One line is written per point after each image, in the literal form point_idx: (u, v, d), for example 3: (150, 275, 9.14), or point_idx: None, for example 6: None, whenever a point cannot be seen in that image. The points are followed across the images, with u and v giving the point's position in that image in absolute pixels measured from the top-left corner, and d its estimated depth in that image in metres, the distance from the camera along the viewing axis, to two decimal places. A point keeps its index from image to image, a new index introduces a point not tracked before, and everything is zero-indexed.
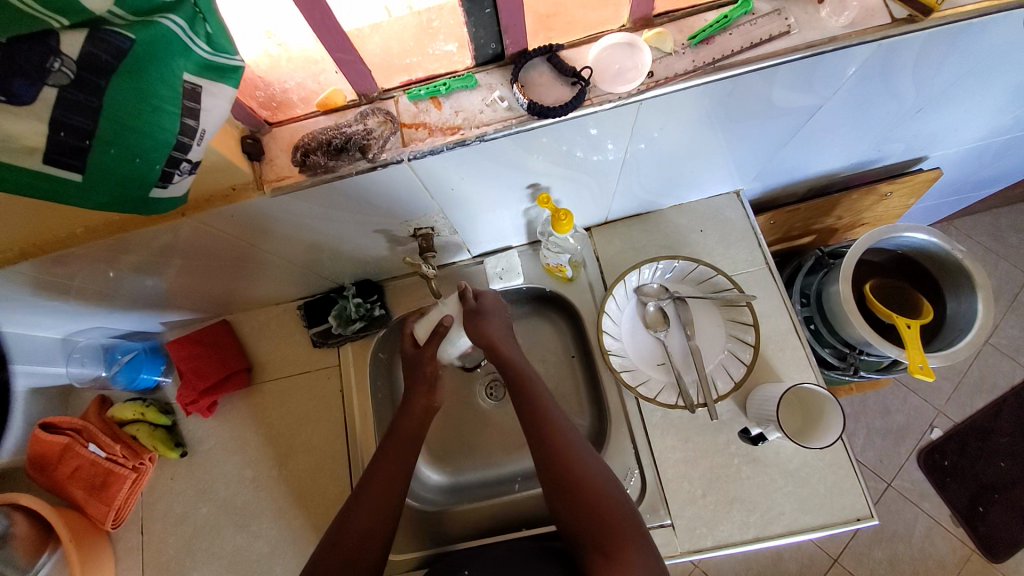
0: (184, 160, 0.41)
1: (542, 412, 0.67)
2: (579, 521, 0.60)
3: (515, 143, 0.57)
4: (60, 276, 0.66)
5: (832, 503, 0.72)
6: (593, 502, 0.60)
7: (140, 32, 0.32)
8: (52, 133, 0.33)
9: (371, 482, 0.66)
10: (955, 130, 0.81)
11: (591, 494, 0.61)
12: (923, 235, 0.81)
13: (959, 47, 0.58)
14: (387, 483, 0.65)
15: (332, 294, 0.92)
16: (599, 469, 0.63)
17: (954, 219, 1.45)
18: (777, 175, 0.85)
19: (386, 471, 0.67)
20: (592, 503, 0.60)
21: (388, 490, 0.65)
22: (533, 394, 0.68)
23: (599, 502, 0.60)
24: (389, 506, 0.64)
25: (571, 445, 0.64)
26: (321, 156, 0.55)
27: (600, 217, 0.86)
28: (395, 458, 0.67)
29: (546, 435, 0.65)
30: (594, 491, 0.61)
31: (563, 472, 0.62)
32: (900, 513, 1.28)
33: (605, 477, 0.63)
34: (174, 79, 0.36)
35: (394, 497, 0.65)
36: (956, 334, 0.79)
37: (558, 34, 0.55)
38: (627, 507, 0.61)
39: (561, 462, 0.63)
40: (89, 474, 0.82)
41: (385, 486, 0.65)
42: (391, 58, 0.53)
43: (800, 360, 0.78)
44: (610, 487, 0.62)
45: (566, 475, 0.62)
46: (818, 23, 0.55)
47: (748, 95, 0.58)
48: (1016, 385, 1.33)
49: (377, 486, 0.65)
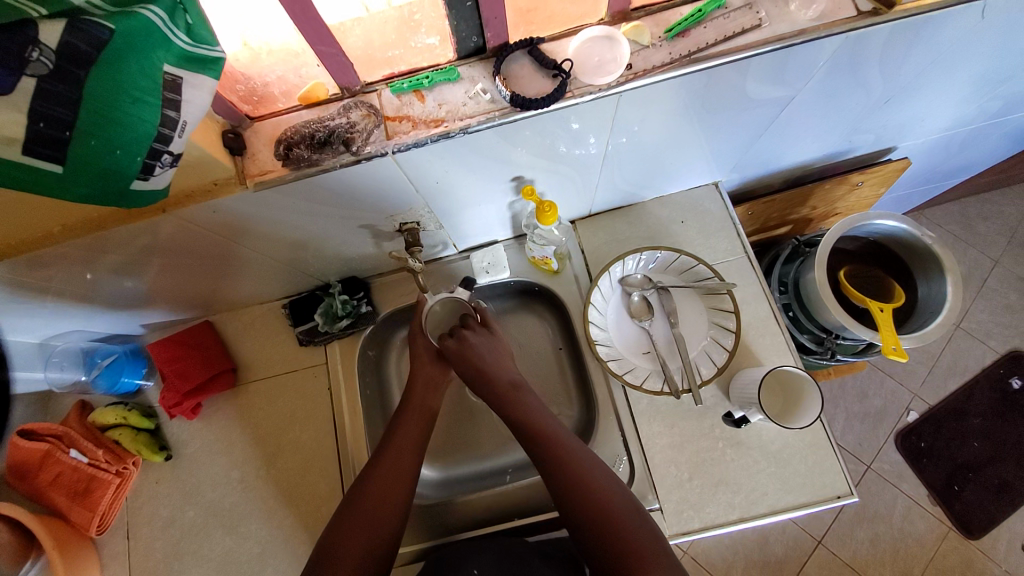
0: (165, 152, 0.40)
1: (543, 428, 0.66)
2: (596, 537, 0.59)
3: (498, 135, 0.58)
4: (38, 277, 0.65)
5: (813, 483, 0.74)
6: (607, 515, 0.59)
7: (121, 23, 0.32)
8: (31, 123, 0.33)
9: (365, 489, 0.64)
10: (923, 120, 0.84)
11: (602, 507, 0.60)
12: (894, 222, 0.84)
13: (924, 38, 0.60)
14: (377, 507, 0.63)
15: (318, 292, 0.92)
16: (605, 477, 0.63)
17: (925, 209, 1.50)
18: (754, 167, 0.87)
19: (389, 466, 0.66)
20: (606, 517, 0.59)
21: (374, 514, 0.62)
22: (529, 410, 0.67)
23: (612, 513, 0.60)
24: (393, 503, 0.64)
25: (565, 441, 0.65)
26: (304, 149, 0.55)
27: (584, 209, 0.87)
28: (396, 460, 0.67)
29: (550, 450, 0.64)
30: (605, 503, 0.60)
31: (573, 486, 0.61)
32: (880, 494, 1.32)
33: (613, 483, 0.63)
34: (155, 70, 0.35)
35: (398, 489, 0.65)
36: (927, 316, 0.82)
37: (539, 27, 0.56)
38: (640, 514, 0.60)
39: (567, 474, 0.62)
40: (71, 480, 0.80)
41: (390, 480, 0.65)
42: (373, 51, 0.53)
43: (779, 345, 0.80)
44: (618, 495, 0.62)
45: (574, 488, 0.61)
46: (788, 16, 0.57)
47: (724, 86, 0.60)
48: (986, 367, 1.38)
49: (366, 501, 0.63)
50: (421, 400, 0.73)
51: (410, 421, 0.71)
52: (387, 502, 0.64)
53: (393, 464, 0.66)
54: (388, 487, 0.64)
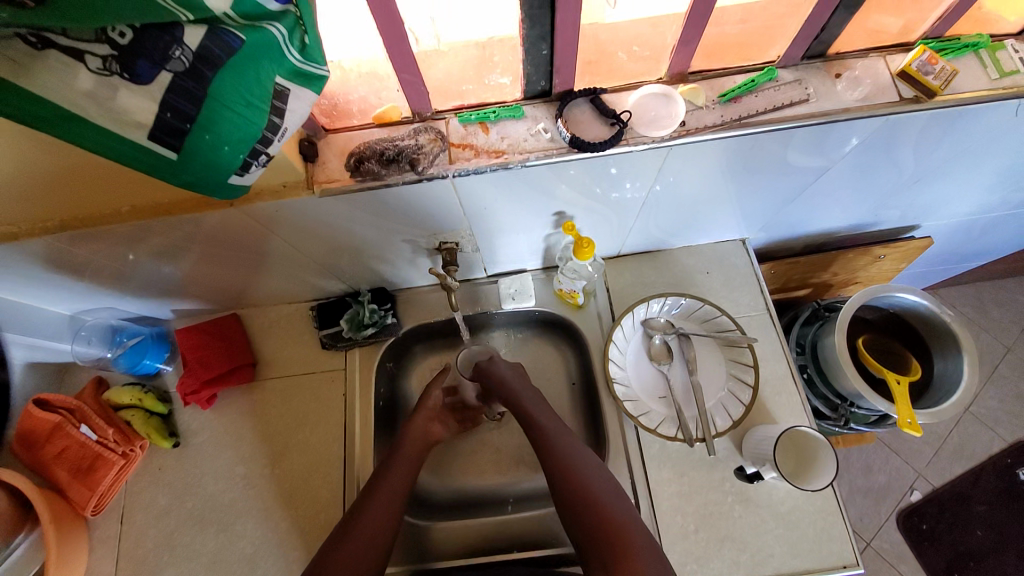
0: (264, 152, 0.44)
1: (553, 445, 0.70)
2: (604, 561, 0.58)
3: (552, 171, 0.61)
4: (85, 251, 0.68)
5: (818, 550, 0.73)
6: (617, 540, 0.59)
7: (250, 35, 0.36)
8: (160, 113, 0.37)
9: (366, 509, 0.67)
10: (947, 204, 0.88)
11: (592, 499, 0.64)
12: (914, 297, 0.86)
13: (957, 128, 0.64)
14: (378, 517, 0.66)
15: (346, 298, 0.94)
16: (594, 468, 0.68)
17: (941, 288, 1.52)
18: (781, 229, 0.90)
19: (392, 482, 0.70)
20: (601, 510, 0.62)
21: (377, 518, 0.66)
22: (544, 424, 0.73)
23: (594, 495, 0.64)
24: (388, 523, 0.66)
25: (554, 431, 0.72)
26: (374, 164, 0.60)
27: (614, 249, 0.89)
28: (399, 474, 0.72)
29: (561, 468, 0.67)
30: (588, 487, 0.65)
31: (573, 497, 0.65)
32: (878, 574, 1.29)
33: (597, 471, 0.67)
34: (268, 81, 0.39)
35: (397, 500, 0.69)
36: (942, 393, 0.83)
37: (602, 78, 0.61)
38: (620, 500, 0.64)
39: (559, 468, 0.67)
40: (77, 456, 0.81)
41: (392, 493, 0.69)
42: (449, 83, 0.58)
43: (794, 405, 0.81)
44: (607, 487, 0.65)
45: (563, 478, 0.67)
46: (834, 94, 0.61)
47: (766, 152, 0.64)
48: (995, 455, 1.37)
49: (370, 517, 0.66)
50: (418, 438, 0.77)
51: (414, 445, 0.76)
52: (384, 517, 0.66)
53: (392, 479, 0.71)
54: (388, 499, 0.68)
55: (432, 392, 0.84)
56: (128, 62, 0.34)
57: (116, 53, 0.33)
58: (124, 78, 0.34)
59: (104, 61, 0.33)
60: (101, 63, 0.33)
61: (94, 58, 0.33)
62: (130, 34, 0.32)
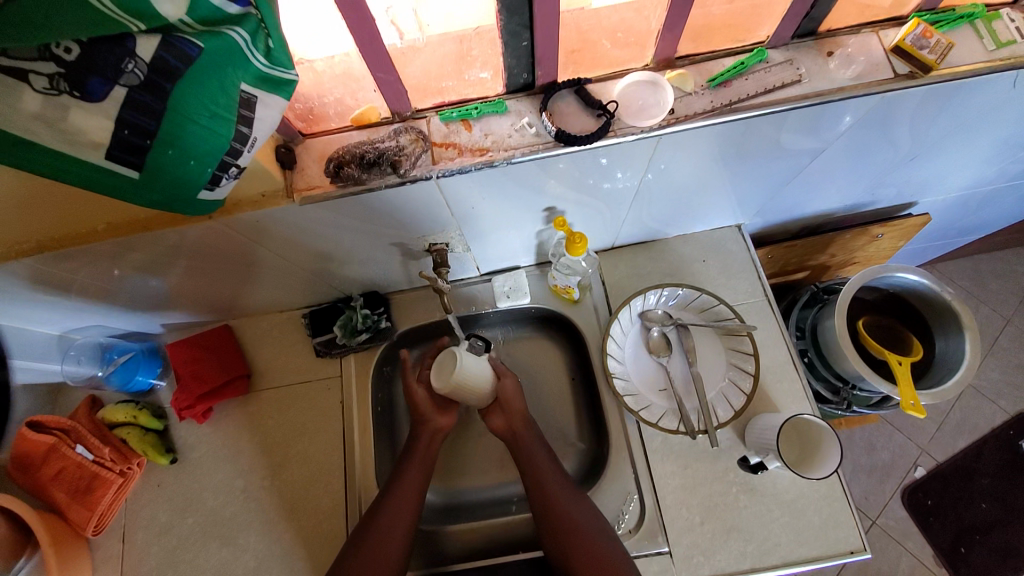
0: (233, 164, 0.43)
1: (554, 497, 0.69)
2: None
3: (539, 167, 0.60)
4: (66, 271, 0.66)
5: (825, 536, 0.73)
6: None
7: (209, 42, 0.34)
8: (117, 130, 0.35)
9: (367, 539, 0.66)
10: (945, 179, 0.86)
11: (592, 555, 0.64)
12: (914, 276, 0.84)
13: (953, 103, 0.62)
14: (381, 543, 0.66)
15: (338, 304, 0.93)
16: (594, 523, 0.67)
17: (938, 263, 1.51)
18: (776, 213, 0.89)
19: (400, 498, 0.70)
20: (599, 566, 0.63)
21: (382, 546, 0.65)
22: (542, 473, 0.71)
23: (596, 554, 0.64)
24: (391, 550, 0.66)
25: (553, 481, 0.71)
26: (353, 168, 0.57)
27: (608, 241, 0.88)
28: (409, 490, 0.71)
29: (558, 521, 0.67)
30: (588, 542, 0.65)
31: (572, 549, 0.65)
32: (884, 551, 1.29)
33: (597, 525, 0.67)
34: (233, 89, 0.37)
35: (400, 522, 0.68)
36: (944, 373, 0.82)
37: (586, 68, 0.59)
38: (620, 554, 0.65)
39: (556, 521, 0.67)
40: (74, 477, 0.79)
41: (395, 516, 0.68)
42: (428, 81, 0.56)
43: (797, 392, 0.80)
44: (607, 542, 0.65)
45: (564, 532, 0.66)
46: (827, 74, 0.59)
47: (758, 136, 0.62)
48: (997, 427, 1.36)
49: (372, 546, 0.65)
50: (424, 449, 0.75)
51: (417, 464, 0.74)
52: (388, 545, 0.66)
53: (399, 500, 0.69)
54: (392, 529, 0.67)
55: (417, 389, 0.79)
56: (78, 79, 0.32)
57: (64, 70, 0.31)
58: (74, 96, 0.32)
59: (51, 79, 0.31)
60: (48, 82, 0.31)
61: (40, 77, 0.31)
62: (76, 49, 0.30)
